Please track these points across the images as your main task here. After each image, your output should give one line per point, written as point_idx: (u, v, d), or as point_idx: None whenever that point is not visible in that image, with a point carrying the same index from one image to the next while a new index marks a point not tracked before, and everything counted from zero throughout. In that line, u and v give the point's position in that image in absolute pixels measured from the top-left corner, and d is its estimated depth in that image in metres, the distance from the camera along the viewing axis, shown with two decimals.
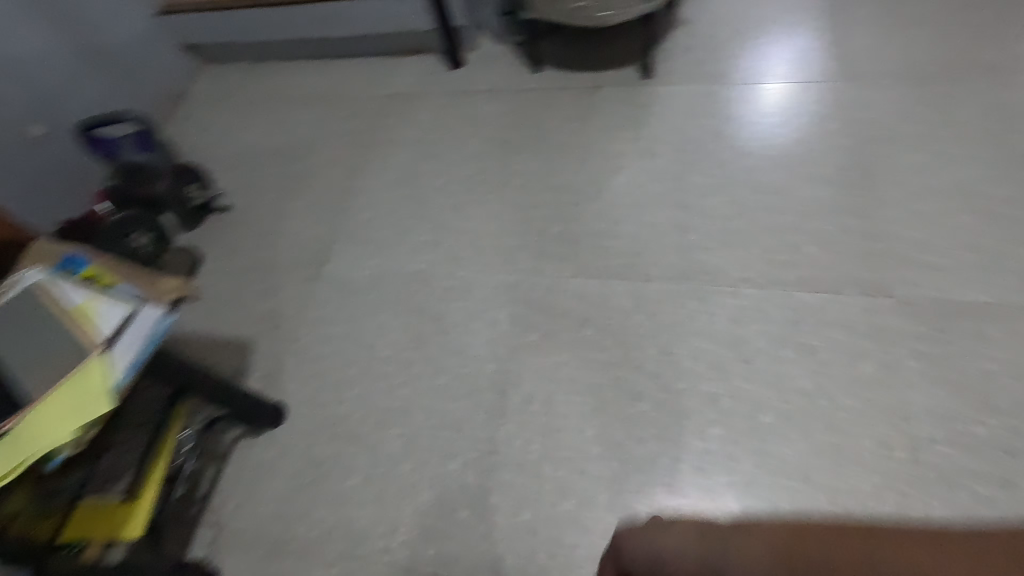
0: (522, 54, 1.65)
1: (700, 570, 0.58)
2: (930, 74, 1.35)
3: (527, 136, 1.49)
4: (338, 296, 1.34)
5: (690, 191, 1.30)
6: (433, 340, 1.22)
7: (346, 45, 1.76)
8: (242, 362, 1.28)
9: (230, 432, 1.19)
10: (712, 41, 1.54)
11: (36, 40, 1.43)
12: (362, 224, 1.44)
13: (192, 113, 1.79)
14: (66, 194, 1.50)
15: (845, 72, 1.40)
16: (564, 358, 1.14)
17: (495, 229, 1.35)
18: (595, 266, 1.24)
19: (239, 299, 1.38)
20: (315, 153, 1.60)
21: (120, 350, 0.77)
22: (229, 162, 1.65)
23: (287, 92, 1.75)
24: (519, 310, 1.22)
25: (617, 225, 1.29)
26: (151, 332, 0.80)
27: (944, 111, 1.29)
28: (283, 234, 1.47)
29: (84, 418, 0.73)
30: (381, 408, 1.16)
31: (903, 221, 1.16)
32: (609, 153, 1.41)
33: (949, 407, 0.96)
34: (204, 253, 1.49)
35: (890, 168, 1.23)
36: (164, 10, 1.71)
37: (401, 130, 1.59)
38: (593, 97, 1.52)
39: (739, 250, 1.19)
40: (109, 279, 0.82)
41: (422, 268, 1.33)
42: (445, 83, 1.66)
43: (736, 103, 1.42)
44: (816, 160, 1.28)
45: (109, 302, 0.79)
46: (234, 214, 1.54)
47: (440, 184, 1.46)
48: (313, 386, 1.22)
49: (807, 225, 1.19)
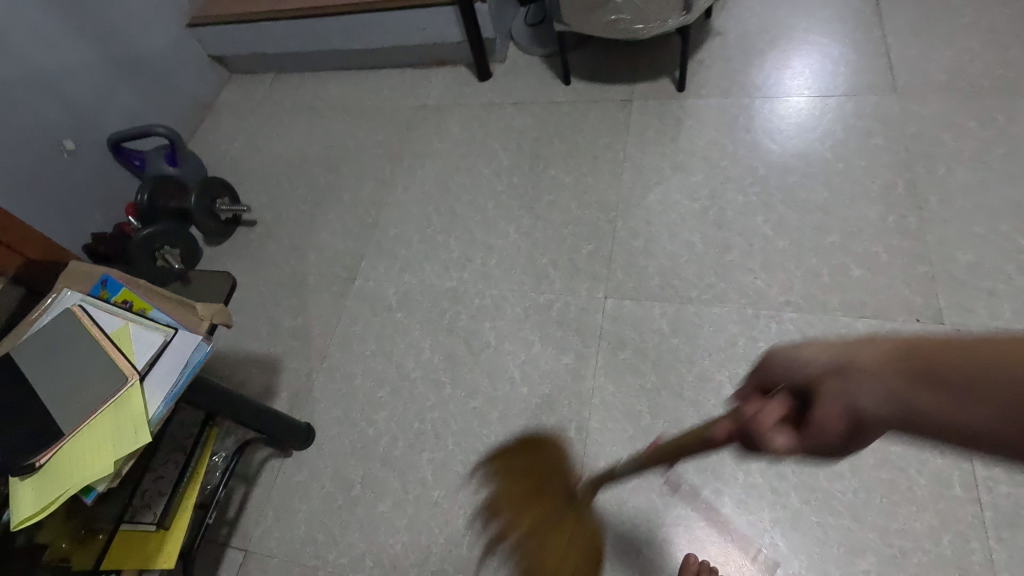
0: (552, 66, 1.63)
1: (831, 375, 0.39)
2: (981, 87, 1.29)
3: (558, 150, 1.46)
4: (367, 313, 1.32)
5: (728, 209, 1.26)
6: (463, 362, 1.20)
7: (373, 57, 1.74)
8: (271, 380, 1.27)
9: (260, 453, 1.18)
10: (748, 53, 1.50)
11: (72, 55, 1.44)
12: (391, 239, 1.43)
13: (220, 125, 1.79)
14: (98, 207, 1.51)
15: (890, 85, 1.35)
16: (599, 382, 1.11)
17: (526, 246, 1.32)
18: (630, 287, 1.21)
19: (267, 315, 1.38)
20: (343, 166, 1.59)
21: (154, 380, 0.74)
22: (257, 175, 1.64)
23: (314, 104, 1.75)
24: (552, 331, 1.19)
25: (652, 243, 1.25)
26: (187, 361, 0.76)
27: (997, 126, 1.23)
28: (311, 249, 1.46)
29: (120, 452, 0.69)
30: (412, 431, 1.14)
31: (955, 243, 1.11)
32: (643, 168, 1.38)
33: None
34: (232, 267, 1.49)
35: (939, 186, 1.18)
36: (195, 23, 1.72)
37: (429, 144, 1.57)
38: (625, 110, 1.49)
39: (780, 272, 1.15)
40: (144, 304, 0.80)
41: (452, 285, 1.31)
42: (473, 95, 1.64)
43: (774, 116, 1.38)
44: (860, 177, 1.24)
45: (145, 329, 0.78)
46: (262, 227, 1.54)
47: (469, 199, 1.44)
48: (343, 406, 1.21)
49: (852, 246, 1.15)
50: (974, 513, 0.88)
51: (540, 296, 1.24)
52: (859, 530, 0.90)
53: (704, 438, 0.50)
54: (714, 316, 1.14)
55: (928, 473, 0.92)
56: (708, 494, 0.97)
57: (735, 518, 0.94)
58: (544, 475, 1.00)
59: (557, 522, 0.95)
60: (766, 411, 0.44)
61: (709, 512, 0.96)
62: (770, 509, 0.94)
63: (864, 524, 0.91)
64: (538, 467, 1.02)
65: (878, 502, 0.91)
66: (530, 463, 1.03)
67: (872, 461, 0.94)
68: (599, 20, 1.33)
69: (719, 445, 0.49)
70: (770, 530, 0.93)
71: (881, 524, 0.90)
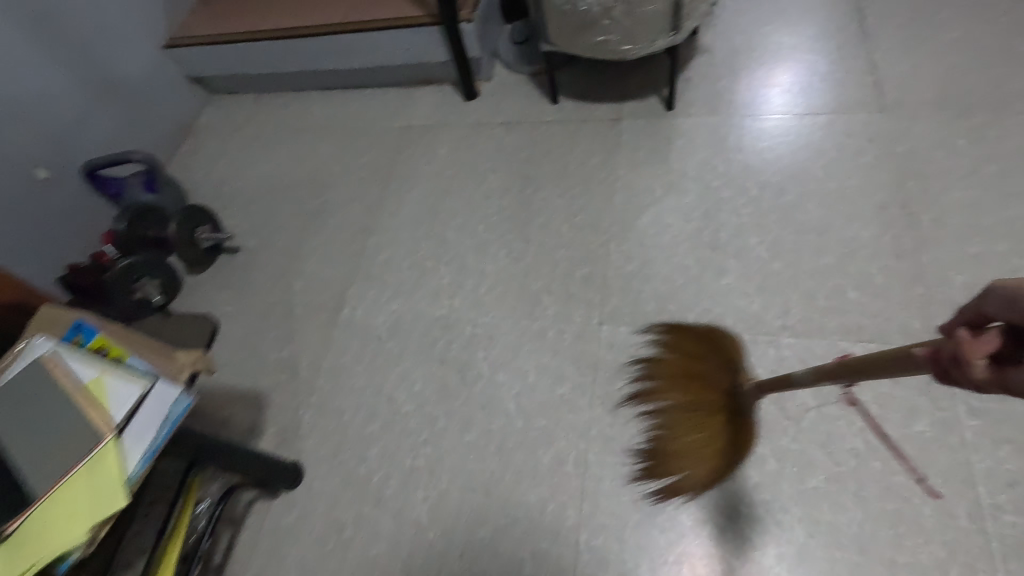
0: (540, 84, 1.61)
1: None
2: (969, 105, 1.30)
3: (549, 171, 1.44)
4: (356, 343, 1.28)
5: (723, 230, 1.25)
6: (458, 393, 1.17)
7: (357, 77, 1.71)
8: (257, 416, 1.23)
9: (246, 495, 1.13)
10: (737, 70, 1.49)
11: (43, 81, 1.38)
12: (379, 265, 1.39)
13: (200, 147, 1.74)
14: (73, 237, 1.46)
15: (879, 102, 1.35)
16: (597, 413, 1.09)
17: (518, 271, 1.30)
18: (626, 312, 1.19)
19: (252, 347, 1.33)
20: (329, 189, 1.55)
21: (134, 435, 0.70)
22: (239, 199, 1.60)
23: (297, 125, 1.71)
24: (547, 360, 1.16)
25: (647, 267, 1.23)
26: (168, 413, 0.73)
27: (986, 144, 1.23)
28: (297, 276, 1.42)
29: (96, 517, 0.65)
30: (405, 468, 1.11)
31: (950, 264, 1.11)
32: (635, 189, 1.36)
33: (1013, 472, 0.91)
34: (215, 297, 1.44)
35: (933, 205, 1.18)
36: (172, 43, 1.67)
37: (416, 165, 1.54)
38: (615, 129, 1.47)
39: (777, 295, 1.14)
40: (120, 351, 0.76)
41: (443, 313, 1.28)
42: (461, 115, 1.61)
43: (765, 134, 1.37)
44: (853, 196, 1.23)
45: (121, 380, 0.73)
46: (245, 254, 1.49)
47: (459, 222, 1.41)
48: (333, 442, 1.17)
49: (848, 267, 1.14)
50: (981, 544, 0.87)
51: (534, 323, 1.22)
52: (866, 564, 0.88)
53: (891, 359, 0.55)
54: None
55: (934, 503, 0.90)
56: (711, 529, 0.95)
57: (739, 554, 0.92)
58: (724, 366, 0.97)
59: (713, 417, 0.94)
60: (958, 343, 0.45)
61: (713, 548, 0.94)
62: (775, 544, 0.92)
63: (871, 557, 0.89)
64: (712, 355, 1.00)
65: (884, 534, 0.90)
66: (706, 350, 1.01)
67: (876, 491, 0.93)
68: (587, 41, 1.30)
69: (911, 368, 0.53)
70: (775, 566, 0.91)
71: (889, 557, 0.88)
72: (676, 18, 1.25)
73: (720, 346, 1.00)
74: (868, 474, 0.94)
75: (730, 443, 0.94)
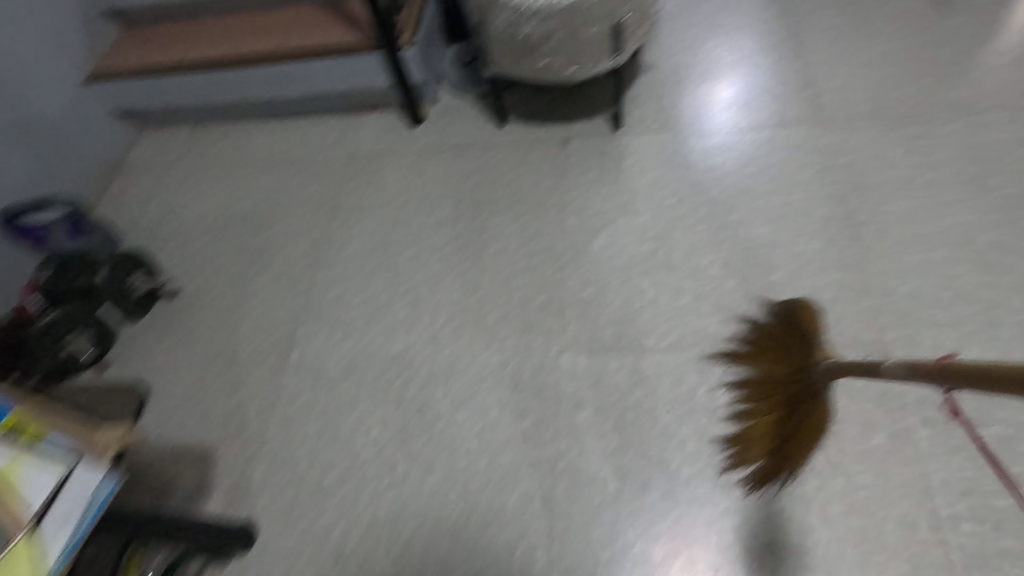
0: (487, 106, 1.58)
1: None
2: (901, 115, 1.34)
3: (500, 196, 1.42)
4: (308, 387, 1.22)
5: (677, 249, 1.25)
6: (417, 434, 1.12)
7: (297, 104, 1.65)
8: (204, 473, 1.16)
9: (193, 562, 1.06)
10: (681, 87, 1.51)
11: None
12: (330, 302, 1.33)
13: (132, 185, 1.65)
14: None
15: (819, 116, 1.38)
16: (561, 447, 1.06)
17: (474, 302, 1.26)
18: (586, 339, 1.17)
19: (196, 398, 1.25)
20: (273, 224, 1.49)
21: (51, 527, 0.63)
22: (177, 239, 1.51)
23: (237, 158, 1.63)
24: (509, 394, 1.13)
25: (604, 291, 1.22)
26: (90, 501, 0.66)
27: (920, 153, 1.28)
28: (242, 319, 1.35)
29: None
30: (366, 520, 1.06)
31: (895, 273, 1.13)
32: (589, 211, 1.35)
33: (967, 480, 0.92)
34: (153, 345, 1.35)
35: (876, 215, 1.21)
36: (95, 77, 1.57)
37: (364, 195, 1.49)
38: (565, 150, 1.46)
39: (734, 314, 1.14)
40: (36, 428, 0.65)
41: (399, 350, 1.23)
42: (408, 140, 1.57)
43: (712, 150, 1.38)
44: (800, 209, 1.25)
45: (37, 465, 0.64)
46: (185, 298, 1.41)
47: (411, 253, 1.37)
48: (288, 496, 1.11)
49: (800, 282, 1.16)
50: (942, 555, 0.88)
51: (494, 355, 1.18)
52: None
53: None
54: (672, 365, 1.11)
55: (896, 517, 0.91)
56: (684, 560, 0.94)
57: None
58: (796, 347, 0.93)
59: (778, 403, 0.90)
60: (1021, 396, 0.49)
61: None
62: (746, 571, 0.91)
63: None
64: (795, 334, 0.95)
65: (851, 553, 0.90)
66: (795, 329, 0.96)
67: (841, 508, 0.93)
68: (531, 64, 1.28)
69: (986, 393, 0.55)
70: None
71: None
72: (618, 39, 1.24)
73: (802, 322, 0.95)
74: (832, 492, 0.94)
75: (793, 429, 0.89)
